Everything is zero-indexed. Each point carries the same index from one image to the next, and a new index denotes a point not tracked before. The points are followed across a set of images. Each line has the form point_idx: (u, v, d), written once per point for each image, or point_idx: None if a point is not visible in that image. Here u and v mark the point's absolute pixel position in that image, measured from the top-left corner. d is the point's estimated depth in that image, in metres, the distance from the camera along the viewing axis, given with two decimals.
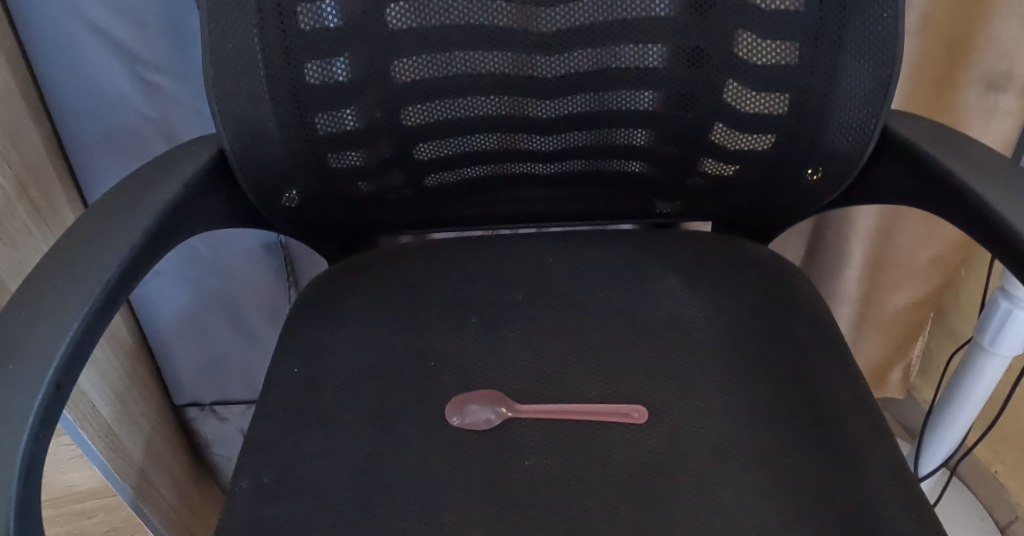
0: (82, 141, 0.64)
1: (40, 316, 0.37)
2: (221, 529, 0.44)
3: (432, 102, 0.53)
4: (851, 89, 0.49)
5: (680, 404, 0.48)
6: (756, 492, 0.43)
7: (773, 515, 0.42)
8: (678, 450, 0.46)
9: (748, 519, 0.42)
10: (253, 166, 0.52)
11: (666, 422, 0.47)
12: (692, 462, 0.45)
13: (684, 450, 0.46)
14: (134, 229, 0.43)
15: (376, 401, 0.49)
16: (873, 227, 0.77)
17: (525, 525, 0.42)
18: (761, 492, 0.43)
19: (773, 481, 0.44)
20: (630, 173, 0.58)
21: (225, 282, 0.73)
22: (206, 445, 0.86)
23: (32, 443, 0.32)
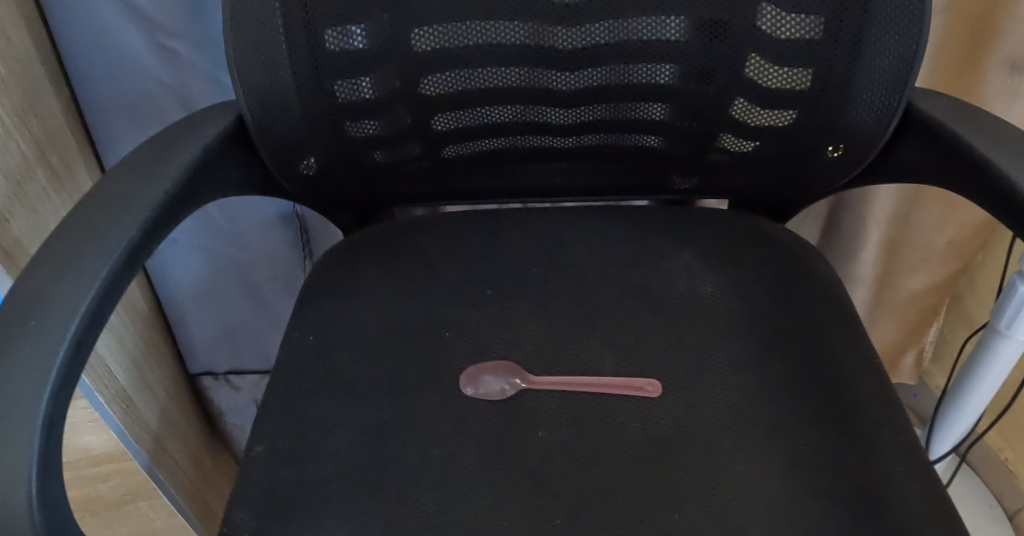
0: (100, 108, 0.64)
1: (61, 274, 0.37)
2: (236, 491, 0.44)
3: (450, 72, 0.52)
4: (876, 64, 0.48)
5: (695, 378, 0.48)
6: (768, 467, 0.43)
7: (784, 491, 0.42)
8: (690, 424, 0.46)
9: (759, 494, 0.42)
10: (271, 133, 0.52)
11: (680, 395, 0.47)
12: (706, 436, 0.45)
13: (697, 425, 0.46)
14: (154, 192, 0.43)
15: (390, 370, 0.50)
16: (890, 208, 0.76)
17: (537, 494, 0.42)
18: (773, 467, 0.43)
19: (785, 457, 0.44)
20: (647, 148, 0.58)
21: (240, 252, 0.73)
22: (219, 414, 0.86)
23: (54, 399, 0.33)
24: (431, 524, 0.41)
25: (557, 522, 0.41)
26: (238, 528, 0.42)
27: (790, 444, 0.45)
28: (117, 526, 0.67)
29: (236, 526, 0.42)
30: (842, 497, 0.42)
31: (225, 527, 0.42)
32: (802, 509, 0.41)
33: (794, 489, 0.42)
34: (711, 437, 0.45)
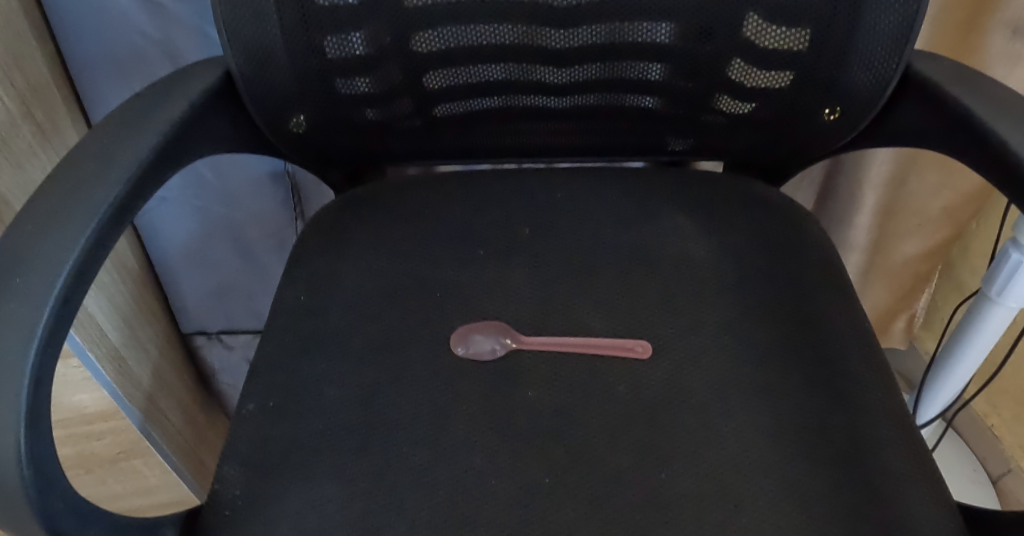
0: (85, 62, 0.63)
1: (45, 229, 0.36)
2: (227, 448, 0.45)
3: (442, 29, 0.51)
4: (876, 24, 0.48)
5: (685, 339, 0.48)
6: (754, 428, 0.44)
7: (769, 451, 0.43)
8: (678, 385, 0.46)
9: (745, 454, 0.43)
10: (260, 89, 0.51)
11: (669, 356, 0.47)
12: (694, 396, 0.45)
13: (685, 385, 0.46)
14: (140, 147, 0.42)
15: (380, 330, 0.50)
16: (887, 173, 0.75)
17: (526, 453, 0.43)
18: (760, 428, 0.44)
19: (772, 418, 0.44)
20: (642, 108, 0.57)
21: (231, 211, 0.73)
22: (213, 373, 0.87)
23: (41, 355, 0.33)
24: (420, 482, 0.42)
25: (544, 480, 0.42)
26: (229, 484, 0.43)
27: (776, 405, 0.45)
28: (112, 483, 0.68)
29: (227, 483, 0.43)
30: (827, 458, 0.42)
31: (216, 484, 0.43)
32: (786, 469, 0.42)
33: (779, 450, 0.43)
34: (698, 397, 0.45)
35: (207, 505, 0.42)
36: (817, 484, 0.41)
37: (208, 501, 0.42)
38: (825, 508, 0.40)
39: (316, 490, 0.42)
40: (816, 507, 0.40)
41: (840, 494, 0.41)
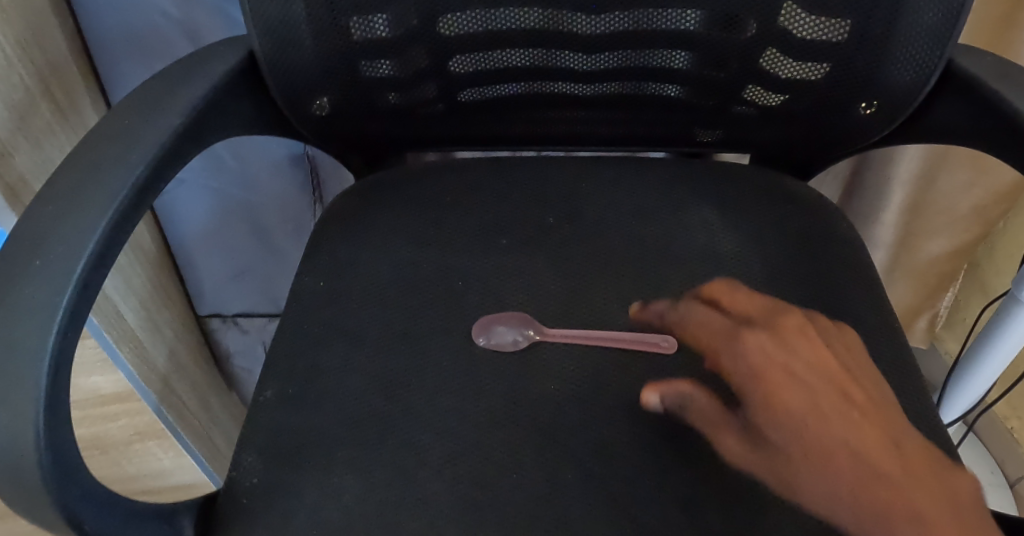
0: (105, 41, 0.62)
1: (66, 209, 0.36)
2: (244, 436, 0.44)
3: (468, 12, 0.50)
4: (918, 16, 0.46)
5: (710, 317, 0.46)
6: (815, 387, 0.39)
7: (841, 433, 0.36)
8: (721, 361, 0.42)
9: (797, 407, 0.38)
10: (283, 70, 0.50)
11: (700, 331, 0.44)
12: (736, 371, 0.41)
13: (724, 354, 0.42)
14: (163, 127, 0.42)
15: (401, 318, 0.49)
16: (916, 170, 0.74)
17: (546, 448, 0.42)
18: (824, 386, 0.39)
19: (840, 383, 0.39)
20: (670, 98, 0.56)
21: (249, 193, 0.72)
22: (228, 356, 0.87)
23: (60, 340, 0.32)
24: (439, 473, 0.41)
25: (566, 476, 0.41)
26: (246, 472, 0.42)
27: (842, 374, 0.40)
28: (126, 464, 0.68)
29: (244, 470, 0.42)
30: (925, 473, 0.34)
31: (233, 471, 0.43)
32: (871, 475, 0.34)
33: (853, 440, 0.36)
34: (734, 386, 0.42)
35: (224, 493, 0.42)
36: (923, 509, 0.32)
37: (224, 488, 0.42)
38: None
39: (335, 479, 0.41)
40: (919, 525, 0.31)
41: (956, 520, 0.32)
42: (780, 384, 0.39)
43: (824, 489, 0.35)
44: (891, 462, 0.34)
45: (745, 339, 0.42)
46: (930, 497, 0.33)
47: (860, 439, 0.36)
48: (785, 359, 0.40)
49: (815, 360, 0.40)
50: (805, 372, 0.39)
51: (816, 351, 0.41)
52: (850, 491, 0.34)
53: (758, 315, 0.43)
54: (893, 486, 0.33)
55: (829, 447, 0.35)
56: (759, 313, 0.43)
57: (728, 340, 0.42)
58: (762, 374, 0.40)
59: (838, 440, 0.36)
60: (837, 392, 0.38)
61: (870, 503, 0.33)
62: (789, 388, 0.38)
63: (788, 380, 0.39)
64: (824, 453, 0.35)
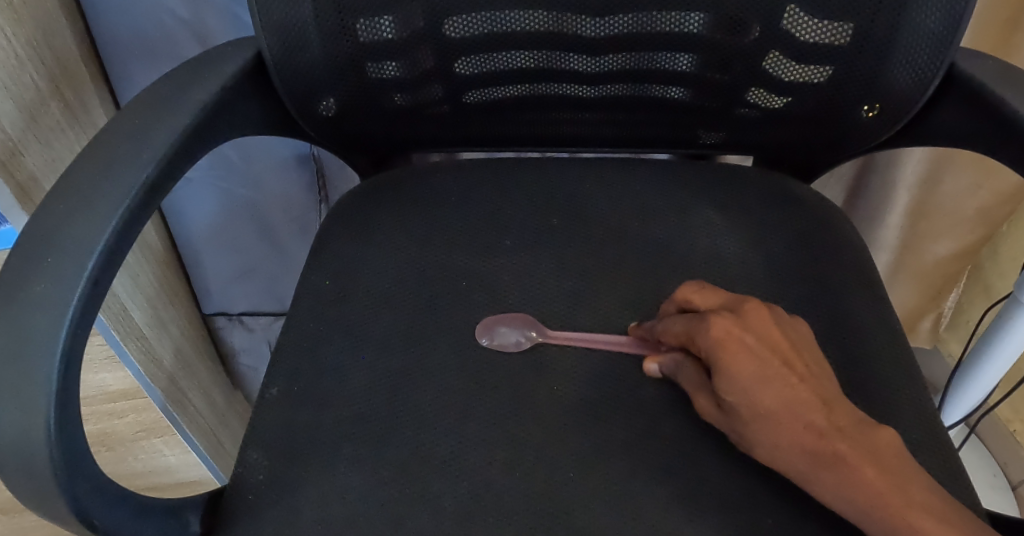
0: (114, 41, 0.62)
1: (76, 207, 0.36)
2: (250, 432, 0.45)
3: (474, 15, 0.50)
4: (920, 20, 0.46)
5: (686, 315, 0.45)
6: (761, 354, 0.39)
7: (783, 398, 0.37)
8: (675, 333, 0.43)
9: (746, 374, 0.38)
10: (290, 71, 0.50)
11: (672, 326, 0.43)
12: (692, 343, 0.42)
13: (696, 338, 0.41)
14: (172, 127, 0.42)
15: (405, 318, 0.49)
16: (920, 172, 0.74)
17: (549, 446, 0.42)
18: (769, 353, 0.39)
19: (782, 348, 0.40)
20: (674, 100, 0.56)
21: (256, 192, 0.73)
22: (233, 354, 0.87)
23: (71, 336, 0.33)
24: (443, 472, 0.42)
25: (569, 474, 0.41)
26: (252, 468, 0.43)
27: (784, 339, 0.40)
28: (132, 461, 0.69)
29: (250, 467, 0.43)
30: (849, 423, 0.37)
31: (239, 468, 0.43)
32: (808, 433, 0.36)
33: (792, 403, 0.37)
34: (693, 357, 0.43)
35: (230, 489, 0.42)
36: (847, 458, 0.35)
37: (230, 484, 0.43)
38: (855, 483, 0.35)
39: (339, 476, 0.42)
40: (841, 472, 0.35)
41: (876, 464, 0.35)
42: (731, 352, 0.39)
43: (768, 447, 0.38)
44: (823, 418, 0.37)
45: (705, 319, 0.41)
46: (855, 447, 0.36)
47: (798, 399, 0.37)
48: (735, 327, 0.40)
49: (757, 325, 0.40)
50: (754, 339, 0.40)
51: (758, 318, 0.41)
52: (789, 446, 0.37)
53: (718, 305, 0.43)
54: (825, 443, 0.36)
55: (771, 411, 0.37)
56: (721, 305, 0.43)
57: (697, 325, 0.41)
58: (716, 344, 0.39)
59: (779, 405, 0.37)
60: (780, 358, 0.39)
61: (807, 457, 0.36)
62: (739, 356, 0.39)
63: (738, 348, 0.39)
64: (767, 416, 0.38)
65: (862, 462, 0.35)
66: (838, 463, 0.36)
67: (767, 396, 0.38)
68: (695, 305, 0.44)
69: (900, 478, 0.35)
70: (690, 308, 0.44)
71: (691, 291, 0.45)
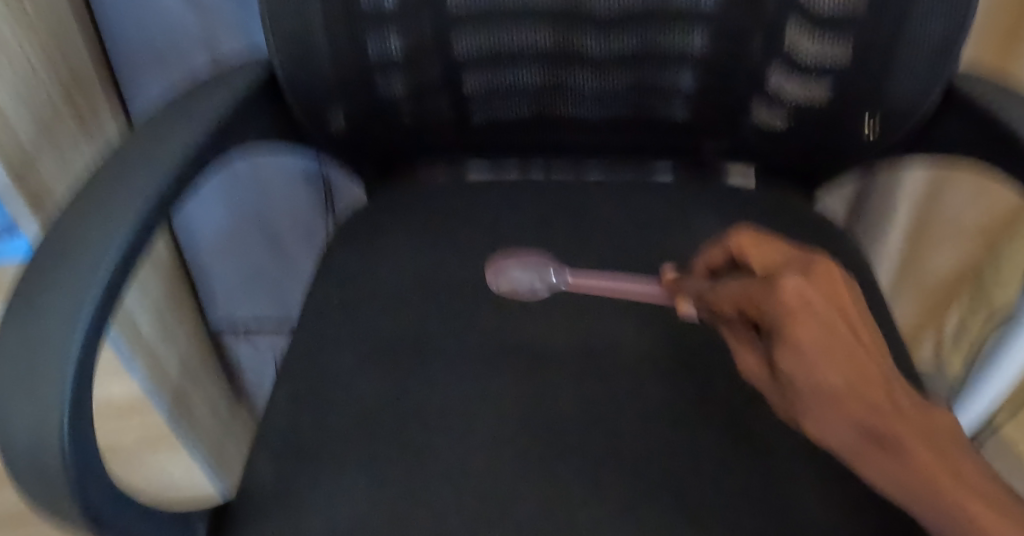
0: (129, 60, 0.64)
1: (93, 214, 0.37)
2: (257, 440, 0.45)
3: (481, 35, 0.51)
4: (918, 39, 0.47)
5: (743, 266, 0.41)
6: (828, 318, 0.30)
7: (847, 374, 0.29)
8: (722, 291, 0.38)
9: (810, 343, 0.29)
10: (302, 88, 0.52)
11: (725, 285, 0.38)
12: (747, 305, 0.35)
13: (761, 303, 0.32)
14: (186, 138, 0.43)
15: (413, 327, 0.50)
16: (921, 189, 0.76)
17: (556, 452, 0.43)
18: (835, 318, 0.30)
19: (852, 319, 0.31)
20: (677, 117, 0.57)
21: (265, 206, 0.74)
22: (240, 370, 0.88)
23: (86, 337, 0.33)
24: (450, 477, 0.42)
25: (576, 480, 0.41)
26: (259, 474, 0.43)
27: (853, 307, 0.31)
28: (136, 475, 0.69)
29: (257, 472, 0.43)
30: (909, 397, 0.33)
31: (246, 474, 0.43)
32: (872, 416, 0.28)
33: (860, 380, 0.29)
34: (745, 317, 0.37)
35: (235, 495, 0.42)
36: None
37: (236, 490, 0.43)
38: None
39: (346, 482, 0.42)
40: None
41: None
42: (796, 318, 0.30)
43: (810, 430, 0.31)
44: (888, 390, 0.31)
45: (773, 284, 0.31)
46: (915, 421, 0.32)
47: (865, 379, 0.29)
48: (807, 289, 0.31)
49: (822, 283, 0.31)
50: (827, 305, 0.30)
51: (830, 281, 0.32)
52: (844, 428, 0.29)
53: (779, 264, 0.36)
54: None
55: (834, 388, 0.29)
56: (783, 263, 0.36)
57: (761, 288, 0.33)
58: (782, 309, 0.30)
59: (846, 383, 0.29)
60: (852, 330, 0.30)
61: None
62: (806, 324, 0.30)
63: (808, 316, 0.30)
64: (827, 394, 0.29)
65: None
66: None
67: (830, 371, 0.29)
68: (751, 259, 0.39)
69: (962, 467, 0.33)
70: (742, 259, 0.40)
71: (750, 241, 0.40)
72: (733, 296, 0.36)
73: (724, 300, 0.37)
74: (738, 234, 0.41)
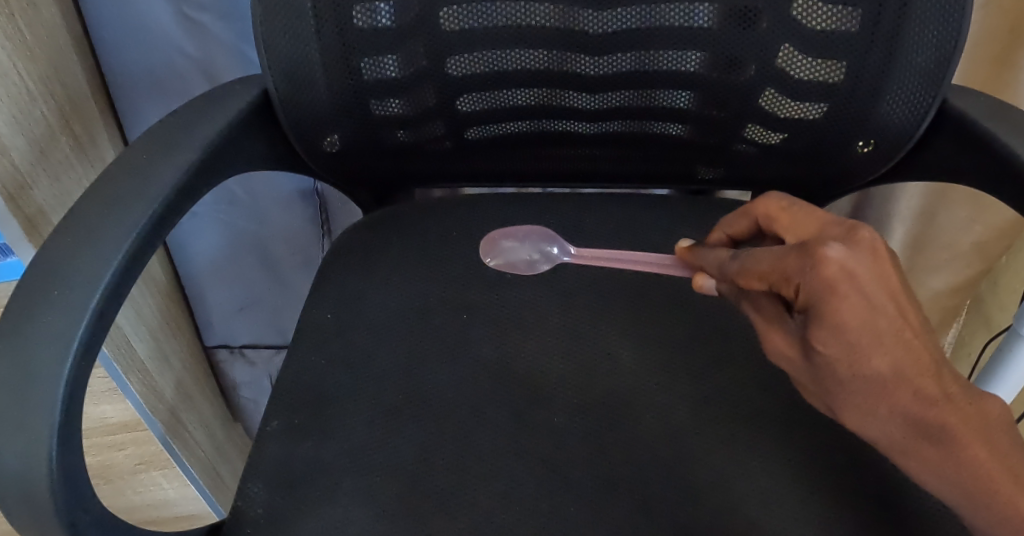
0: (123, 79, 0.64)
1: (84, 241, 0.37)
2: (250, 466, 0.45)
3: (475, 54, 0.51)
4: (912, 59, 0.47)
5: (769, 230, 0.39)
6: (879, 302, 0.30)
7: (897, 361, 0.30)
8: (749, 267, 0.35)
9: (857, 327, 0.30)
10: (295, 108, 0.51)
11: (751, 258, 0.36)
12: (778, 281, 0.33)
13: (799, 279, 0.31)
14: (179, 161, 0.43)
15: (407, 349, 0.50)
16: (918, 207, 0.75)
17: (550, 480, 0.42)
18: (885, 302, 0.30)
19: (895, 288, 0.31)
20: (672, 136, 0.57)
21: (260, 226, 0.73)
22: (234, 387, 0.87)
23: (75, 369, 0.33)
24: (443, 505, 0.41)
25: (570, 508, 0.41)
26: (252, 502, 0.43)
27: (899, 276, 0.31)
28: (130, 494, 0.68)
29: (250, 500, 0.43)
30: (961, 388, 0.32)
31: (239, 501, 0.43)
32: (916, 401, 0.30)
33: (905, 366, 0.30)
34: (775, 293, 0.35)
35: (229, 523, 0.42)
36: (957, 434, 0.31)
37: (230, 517, 0.42)
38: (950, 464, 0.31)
39: (339, 510, 0.42)
40: (938, 451, 0.31)
41: (981, 443, 0.32)
42: (840, 297, 0.30)
43: (858, 420, 0.32)
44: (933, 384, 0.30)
45: (811, 256, 0.31)
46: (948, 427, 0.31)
47: (912, 363, 0.30)
48: (850, 261, 0.30)
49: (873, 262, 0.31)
50: (870, 277, 0.30)
51: (872, 250, 0.31)
52: (889, 415, 0.31)
53: (812, 231, 0.35)
54: (935, 415, 0.30)
55: (880, 375, 0.30)
56: (817, 230, 0.34)
57: (796, 259, 0.32)
58: (824, 285, 0.30)
59: (892, 369, 0.30)
60: (896, 304, 0.30)
61: (909, 429, 0.31)
62: (852, 304, 0.30)
63: (851, 293, 0.30)
64: (874, 380, 0.30)
65: (974, 440, 0.31)
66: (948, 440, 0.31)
67: (880, 357, 0.30)
68: (779, 224, 0.37)
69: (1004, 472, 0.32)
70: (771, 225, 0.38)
71: (776, 205, 0.38)
72: (762, 271, 0.34)
73: (753, 274, 0.35)
74: (766, 197, 0.39)
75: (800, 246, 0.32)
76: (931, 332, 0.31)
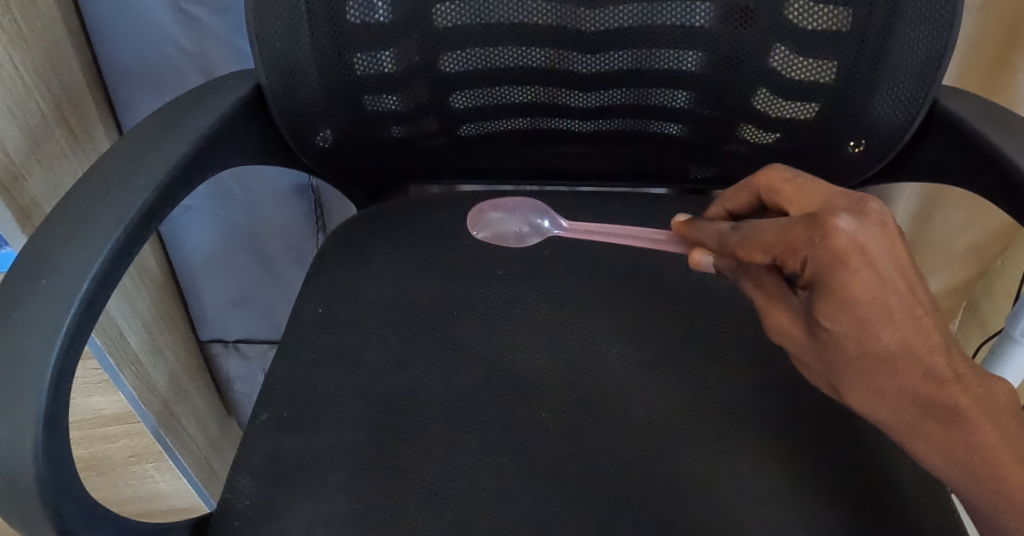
0: (119, 71, 0.64)
1: (73, 232, 0.37)
2: (239, 458, 0.45)
3: (469, 51, 0.51)
4: (904, 60, 0.47)
5: (772, 202, 0.40)
6: (888, 274, 0.30)
7: (907, 337, 0.30)
8: (751, 238, 0.35)
9: (865, 300, 0.30)
10: (291, 102, 0.52)
11: (754, 229, 0.36)
12: (785, 253, 0.33)
13: (804, 250, 0.31)
14: (170, 153, 0.43)
15: (398, 344, 0.50)
16: (913, 208, 0.75)
17: (537, 477, 0.42)
18: (893, 278, 0.30)
19: (907, 266, 0.31)
20: (666, 135, 0.57)
21: (254, 220, 0.74)
22: (228, 381, 0.88)
23: (61, 359, 0.33)
24: (429, 500, 0.42)
25: (555, 504, 0.41)
26: (240, 494, 0.43)
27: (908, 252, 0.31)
28: (123, 486, 0.68)
29: (237, 493, 0.43)
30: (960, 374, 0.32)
31: (227, 493, 0.43)
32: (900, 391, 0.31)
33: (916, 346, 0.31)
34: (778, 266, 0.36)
35: (216, 515, 0.42)
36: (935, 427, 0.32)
37: (217, 509, 0.43)
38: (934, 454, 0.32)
39: (326, 503, 0.42)
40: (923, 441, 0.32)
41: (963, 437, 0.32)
42: (849, 270, 0.30)
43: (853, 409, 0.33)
44: (946, 364, 0.31)
45: (819, 227, 0.31)
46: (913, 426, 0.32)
47: (922, 341, 0.31)
48: (859, 234, 0.30)
49: (886, 240, 0.31)
50: (881, 252, 0.30)
51: (882, 223, 0.31)
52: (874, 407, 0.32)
53: (818, 201, 0.35)
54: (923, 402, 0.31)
55: (889, 352, 0.31)
56: (823, 200, 0.35)
57: (804, 231, 0.32)
58: (833, 258, 0.30)
59: (901, 345, 0.31)
60: (906, 279, 0.31)
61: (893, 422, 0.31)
62: (861, 278, 0.30)
63: (862, 267, 0.30)
64: (882, 357, 0.31)
65: (965, 430, 0.32)
66: (943, 424, 0.31)
67: (889, 333, 0.30)
68: (783, 196, 0.38)
69: (998, 461, 0.32)
70: (774, 197, 0.39)
71: (780, 177, 0.39)
72: (766, 243, 0.34)
73: (756, 247, 0.35)
74: (769, 170, 0.40)
75: (808, 217, 0.32)
76: (942, 312, 0.32)
